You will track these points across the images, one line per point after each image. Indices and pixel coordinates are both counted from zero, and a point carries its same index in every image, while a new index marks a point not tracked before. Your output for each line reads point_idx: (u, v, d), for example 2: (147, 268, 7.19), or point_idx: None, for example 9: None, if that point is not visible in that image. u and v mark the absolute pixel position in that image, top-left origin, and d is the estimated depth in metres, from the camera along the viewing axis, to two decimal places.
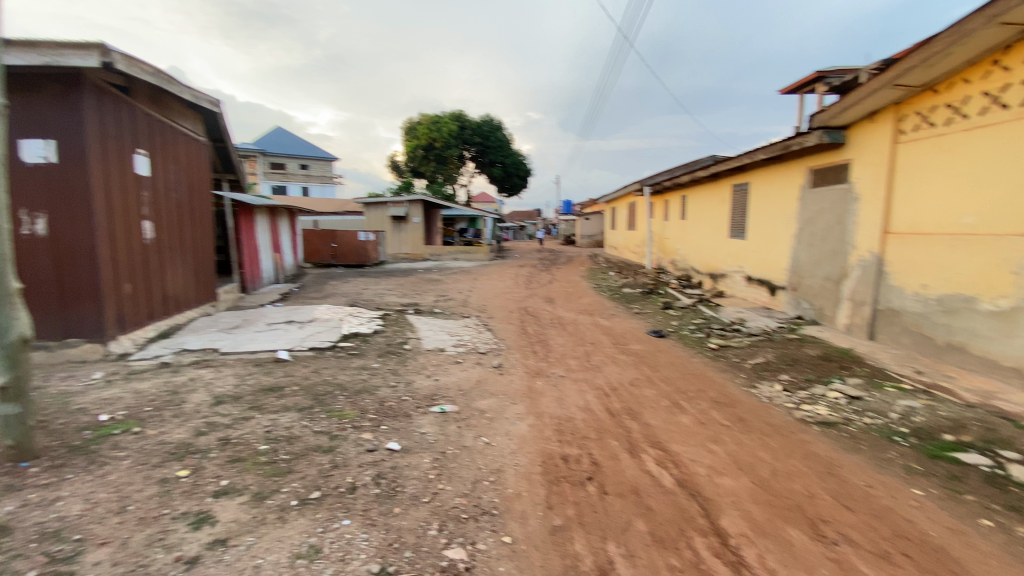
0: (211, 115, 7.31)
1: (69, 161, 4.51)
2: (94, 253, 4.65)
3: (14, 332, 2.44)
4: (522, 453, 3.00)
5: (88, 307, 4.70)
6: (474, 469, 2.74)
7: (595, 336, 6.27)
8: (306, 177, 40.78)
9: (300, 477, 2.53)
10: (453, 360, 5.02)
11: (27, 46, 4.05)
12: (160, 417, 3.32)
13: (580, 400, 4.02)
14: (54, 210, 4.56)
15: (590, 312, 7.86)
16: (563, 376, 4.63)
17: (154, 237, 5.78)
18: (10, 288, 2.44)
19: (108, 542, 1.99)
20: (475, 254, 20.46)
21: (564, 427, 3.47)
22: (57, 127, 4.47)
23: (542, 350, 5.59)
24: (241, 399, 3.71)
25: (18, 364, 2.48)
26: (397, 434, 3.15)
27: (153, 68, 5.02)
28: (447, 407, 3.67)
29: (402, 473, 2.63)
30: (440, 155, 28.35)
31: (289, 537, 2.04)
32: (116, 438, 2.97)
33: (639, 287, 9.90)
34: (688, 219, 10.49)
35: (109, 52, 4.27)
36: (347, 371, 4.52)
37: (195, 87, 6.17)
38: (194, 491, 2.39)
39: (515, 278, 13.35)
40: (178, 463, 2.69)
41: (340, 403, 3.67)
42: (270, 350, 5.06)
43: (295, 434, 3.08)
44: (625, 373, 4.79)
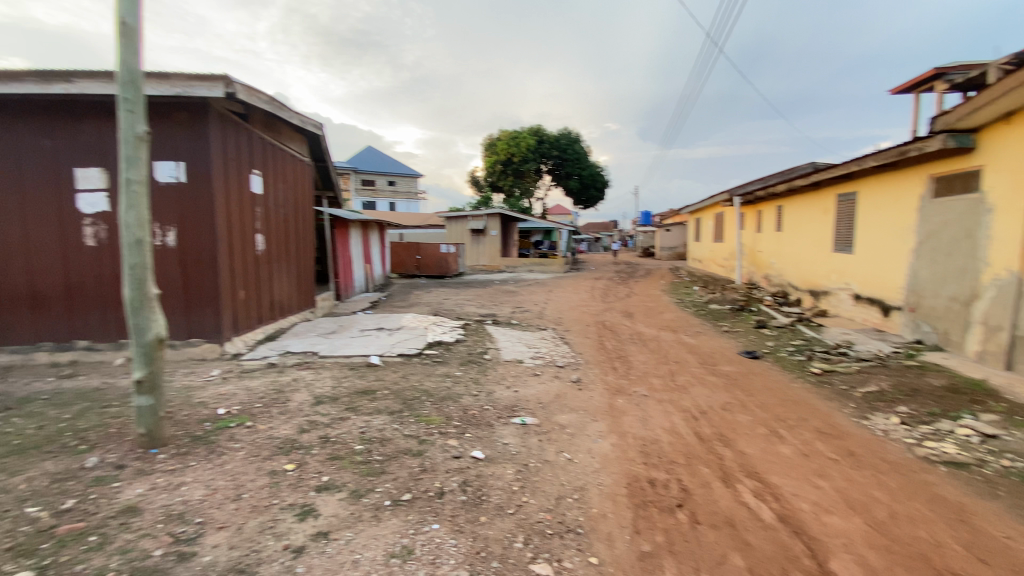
0: (314, 138, 7.99)
1: (197, 180, 5.12)
2: (214, 263, 5.23)
3: (151, 333, 2.82)
4: (606, 472, 2.93)
5: (208, 311, 5.28)
6: (558, 485, 2.72)
7: (680, 354, 6.00)
8: (394, 193, 43.27)
9: (391, 479, 2.66)
10: (533, 372, 5.04)
11: (166, 81, 4.65)
12: (269, 413, 3.65)
13: (666, 422, 3.85)
14: (182, 224, 5.16)
15: (674, 329, 7.55)
16: (647, 395, 4.47)
17: (264, 249, 6.39)
18: (149, 294, 2.82)
19: (226, 526, 2.20)
20: (552, 266, 20.48)
21: (650, 449, 3.34)
22: (186, 151, 5.07)
23: (623, 366, 5.45)
24: (338, 400, 3.97)
25: (153, 360, 2.86)
26: (480, 443, 3.21)
27: (268, 97, 5.59)
28: (528, 419, 3.68)
29: (487, 482, 2.67)
30: (519, 169, 28.88)
31: (382, 536, 2.14)
32: (232, 430, 3.29)
33: (728, 304, 9.37)
34: (784, 232, 9.78)
35: (231, 83, 4.80)
36: (432, 378, 4.69)
37: (301, 112, 6.78)
38: (300, 484, 2.59)
39: (593, 291, 13.18)
40: (285, 456, 2.93)
41: (426, 409, 3.81)
42: (362, 355, 5.38)
43: (386, 436, 3.24)
44: (714, 395, 4.53)
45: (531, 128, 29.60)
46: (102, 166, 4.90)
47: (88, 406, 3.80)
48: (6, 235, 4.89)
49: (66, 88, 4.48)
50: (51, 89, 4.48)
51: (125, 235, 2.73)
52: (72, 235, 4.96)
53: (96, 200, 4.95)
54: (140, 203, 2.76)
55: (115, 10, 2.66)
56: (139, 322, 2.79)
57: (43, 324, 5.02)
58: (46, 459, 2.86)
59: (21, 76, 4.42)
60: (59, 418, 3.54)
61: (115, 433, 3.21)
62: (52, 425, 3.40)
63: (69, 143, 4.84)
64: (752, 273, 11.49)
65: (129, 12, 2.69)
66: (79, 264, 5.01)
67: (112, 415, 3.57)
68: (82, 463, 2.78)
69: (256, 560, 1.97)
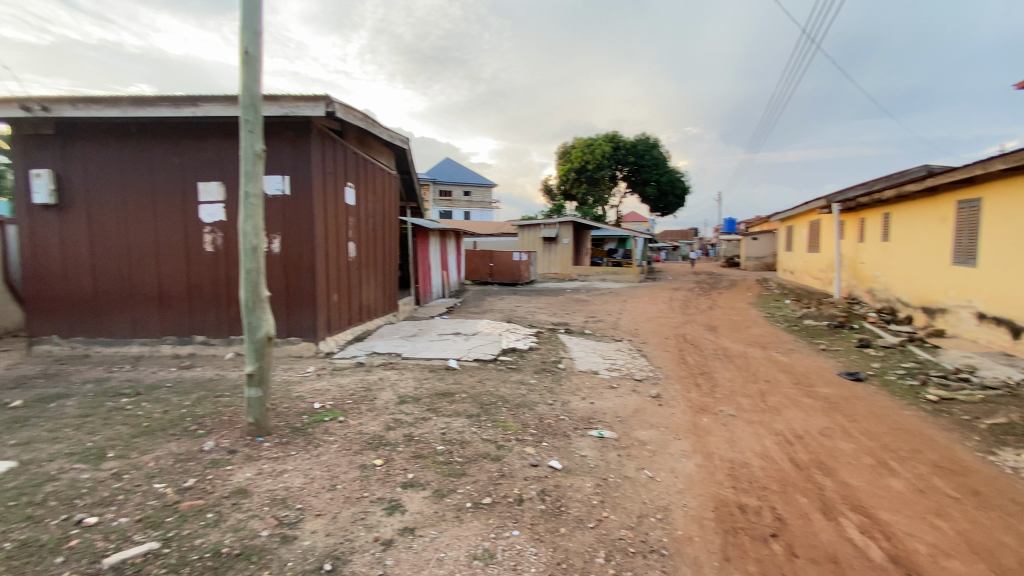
0: (400, 151, 8.43)
1: (299, 192, 5.59)
2: (312, 268, 5.66)
3: (262, 331, 3.11)
4: (691, 494, 2.81)
5: (305, 312, 5.72)
6: (639, 502, 2.64)
7: (769, 373, 5.61)
8: (469, 202, 44.51)
9: (472, 481, 2.72)
10: (610, 384, 4.94)
11: (276, 102, 5.13)
12: (357, 410, 3.88)
13: (756, 445, 3.62)
14: (286, 232, 5.65)
15: (762, 345, 7.08)
16: (733, 415, 4.22)
17: (355, 256, 6.83)
18: (261, 296, 3.11)
19: (322, 514, 2.36)
20: (627, 275, 20.01)
21: (739, 473, 3.15)
22: (291, 166, 5.55)
23: (707, 383, 5.19)
24: (419, 401, 4.14)
25: (263, 356, 3.14)
26: (558, 452, 3.20)
27: (361, 114, 5.99)
28: (606, 432, 3.62)
29: (566, 493, 2.65)
30: (593, 177, 28.61)
31: (464, 537, 2.20)
32: (326, 423, 3.54)
33: (824, 320, 8.63)
34: (892, 242, 8.86)
35: (331, 103, 5.19)
36: (508, 385, 4.75)
37: (390, 128, 7.18)
38: (387, 480, 2.73)
39: (671, 302, 12.70)
40: (373, 452, 3.10)
41: (503, 414, 3.86)
42: (441, 358, 5.57)
43: (466, 439, 3.33)
44: (810, 418, 4.19)
45: (606, 135, 29.25)
46: (220, 180, 5.50)
47: (204, 394, 4.26)
48: (143, 241, 5.62)
49: (193, 111, 5.09)
50: (181, 113, 5.10)
51: (244, 242, 3.04)
52: (195, 242, 5.59)
53: (214, 210, 5.55)
54: (256, 214, 3.06)
55: (239, 42, 2.98)
56: (252, 321, 3.09)
57: (169, 320, 5.69)
58: (172, 440, 3.24)
59: (159, 103, 5.08)
60: (181, 404, 4.00)
61: (227, 420, 3.57)
62: (176, 409, 3.85)
63: (195, 161, 5.48)
64: (853, 286, 10.51)
65: (252, 43, 3.01)
66: (199, 267, 5.63)
67: (223, 404, 3.98)
68: (201, 446, 3.12)
69: (349, 549, 2.10)
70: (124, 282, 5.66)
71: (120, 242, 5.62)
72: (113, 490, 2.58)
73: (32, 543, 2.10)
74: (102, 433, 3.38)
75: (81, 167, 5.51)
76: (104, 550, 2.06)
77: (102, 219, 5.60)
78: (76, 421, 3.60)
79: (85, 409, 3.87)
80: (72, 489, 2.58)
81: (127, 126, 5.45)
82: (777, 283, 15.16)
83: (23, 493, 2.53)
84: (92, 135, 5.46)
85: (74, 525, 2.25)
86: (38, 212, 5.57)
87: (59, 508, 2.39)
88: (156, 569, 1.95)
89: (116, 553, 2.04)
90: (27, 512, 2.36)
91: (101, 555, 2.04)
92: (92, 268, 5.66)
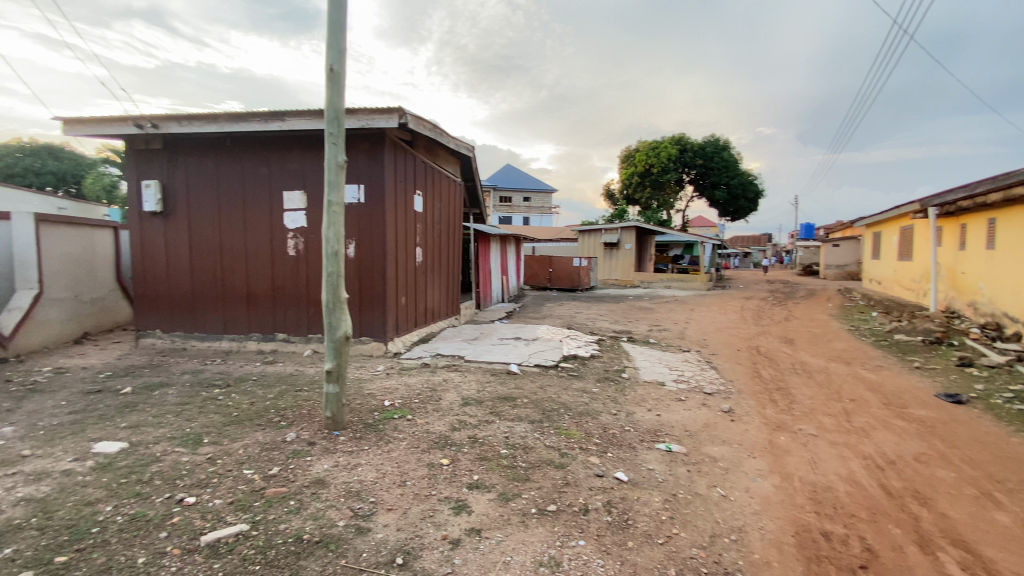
0: (466, 159, 8.64)
1: (373, 200, 5.88)
2: (383, 272, 5.92)
3: (340, 331, 3.29)
4: (768, 516, 2.65)
5: (376, 313, 5.98)
6: (711, 521, 2.53)
7: (854, 391, 5.19)
8: (530, 207, 44.73)
9: (536, 487, 2.72)
10: (676, 396, 4.77)
11: (353, 115, 5.43)
12: (424, 409, 4.00)
13: (840, 469, 3.36)
14: (360, 238, 5.95)
15: (846, 361, 6.56)
16: (814, 435, 3.95)
17: (422, 260, 7.07)
18: (339, 297, 3.29)
19: (393, 509, 2.46)
20: (693, 283, 19.27)
21: (821, 497, 2.94)
22: (366, 175, 5.85)
23: (783, 400, 4.88)
24: (483, 403, 4.21)
25: (340, 354, 3.33)
26: (623, 464, 3.13)
27: (431, 124, 6.20)
28: (673, 446, 3.50)
29: (633, 506, 2.60)
30: (658, 180, 27.86)
31: (530, 543, 2.21)
32: (395, 421, 3.68)
33: (918, 335, 7.87)
34: (998, 250, 7.96)
35: (404, 114, 5.41)
36: (570, 392, 4.71)
37: (457, 136, 7.38)
38: (454, 480, 2.79)
39: (742, 312, 12.07)
40: (440, 451, 3.19)
41: (566, 422, 3.84)
42: (503, 362, 5.63)
43: (529, 444, 3.34)
44: (902, 442, 3.83)
45: (672, 138, 28.42)
46: (302, 188, 5.89)
47: (285, 388, 4.57)
48: (234, 246, 6.13)
49: (281, 125, 5.50)
50: (270, 127, 5.53)
51: (326, 247, 3.24)
52: (278, 246, 6.02)
53: (296, 217, 5.95)
54: (337, 221, 3.25)
55: (325, 60, 3.19)
56: (332, 321, 3.28)
57: (255, 318, 6.16)
58: (258, 429, 3.50)
59: (251, 119, 5.53)
60: (265, 397, 4.31)
61: (305, 414, 3.81)
62: (261, 401, 4.15)
63: (281, 171, 5.91)
64: (952, 299, 9.52)
65: (336, 59, 3.19)
66: (282, 270, 6.05)
67: (302, 398, 4.24)
68: (283, 436, 3.35)
69: (419, 545, 2.17)
70: (217, 283, 6.20)
71: (215, 246, 6.16)
72: (208, 473, 2.83)
73: (142, 517, 2.35)
74: (198, 420, 3.72)
75: (184, 178, 6.10)
76: (201, 528, 2.26)
77: (200, 225, 6.16)
78: (176, 408, 3.97)
79: (184, 397, 4.27)
80: (173, 470, 2.85)
81: (223, 140, 5.97)
82: (862, 294, 14.00)
83: (134, 471, 2.83)
84: (193, 150, 6.03)
85: (175, 503, 2.48)
86: (148, 219, 6.23)
87: (164, 487, 2.65)
88: (246, 549, 2.11)
89: (212, 532, 2.23)
90: (137, 488, 2.63)
91: (199, 532, 2.24)
92: (191, 269, 6.24)
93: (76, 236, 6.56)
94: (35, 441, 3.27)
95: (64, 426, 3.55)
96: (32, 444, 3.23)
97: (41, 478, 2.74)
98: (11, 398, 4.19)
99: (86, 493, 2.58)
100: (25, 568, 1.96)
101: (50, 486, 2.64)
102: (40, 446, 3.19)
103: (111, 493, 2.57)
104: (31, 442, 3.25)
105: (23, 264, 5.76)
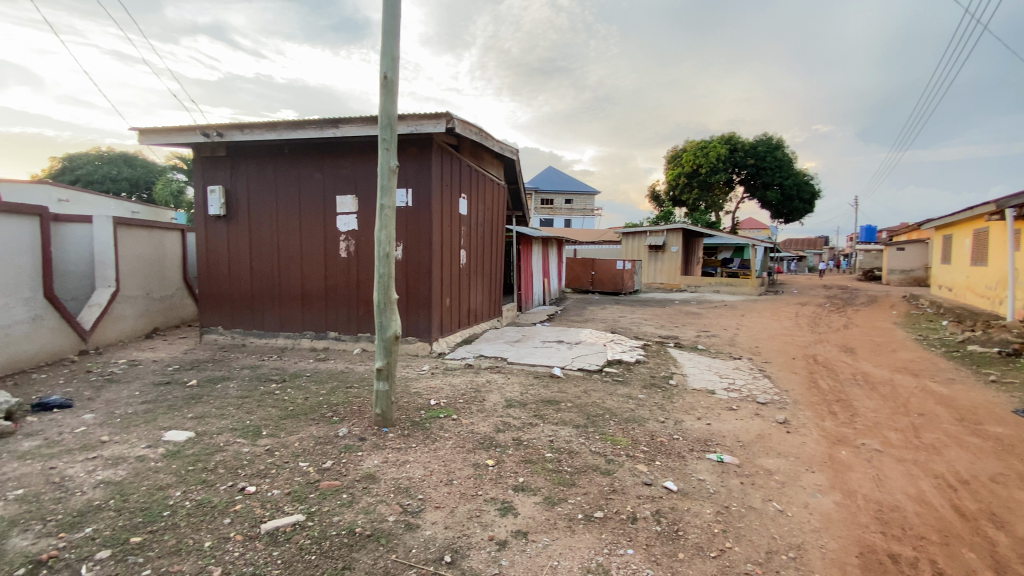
0: (510, 162, 8.69)
1: (420, 203, 6.01)
2: (429, 274, 6.04)
3: (389, 331, 3.38)
4: (829, 534, 2.52)
5: (422, 314, 6.11)
6: (766, 537, 2.43)
7: (923, 405, 4.85)
8: (573, 209, 44.45)
9: (582, 493, 2.70)
10: (727, 405, 4.61)
11: (403, 121, 5.58)
12: (469, 410, 4.04)
13: (908, 487, 3.14)
14: (407, 240, 6.09)
15: (913, 373, 6.13)
16: (879, 451, 3.71)
17: (466, 263, 7.16)
18: (390, 298, 3.38)
19: (441, 507, 2.50)
20: (742, 287, 18.56)
21: (888, 517, 2.77)
22: (414, 179, 5.99)
23: (844, 412, 4.61)
24: (527, 406, 4.21)
25: (390, 353, 3.42)
26: (672, 473, 3.06)
27: (477, 128, 6.27)
28: (725, 456, 3.38)
29: (683, 517, 2.53)
30: (706, 181, 27.05)
31: (577, 549, 2.19)
32: (441, 420, 3.74)
33: (996, 346, 7.26)
34: None
35: (451, 119, 5.50)
36: (615, 397, 4.63)
37: (502, 140, 7.43)
38: (499, 481, 2.81)
39: (797, 318, 11.51)
40: (485, 452, 3.22)
41: (612, 428, 3.78)
42: (546, 365, 5.61)
43: (574, 449, 3.31)
44: (979, 462, 3.55)
45: (721, 137, 27.54)
46: (353, 192, 6.10)
47: (336, 385, 4.74)
48: (290, 247, 6.42)
49: (335, 132, 5.72)
50: (325, 133, 5.75)
51: (378, 249, 3.35)
52: (331, 248, 6.26)
53: (348, 220, 6.17)
54: (389, 224, 3.34)
55: (380, 68, 3.29)
56: (382, 320, 3.38)
57: (309, 317, 6.42)
58: (312, 423, 3.65)
59: (307, 126, 5.77)
60: (318, 392, 4.49)
61: (356, 410, 3.93)
62: (314, 396, 4.32)
63: (334, 176, 6.14)
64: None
65: (390, 67, 3.29)
66: (334, 271, 6.29)
67: (352, 394, 4.39)
68: (335, 431, 3.47)
69: (466, 544, 2.20)
70: (274, 282, 6.50)
71: (272, 248, 6.47)
72: (266, 464, 2.97)
73: (207, 503, 2.49)
74: (257, 413, 3.91)
75: (245, 183, 6.45)
76: (261, 517, 2.38)
77: (259, 228, 6.49)
78: (237, 401, 4.20)
79: (244, 391, 4.51)
80: (235, 460, 3.01)
81: (281, 147, 6.27)
82: (929, 300, 13.06)
83: (200, 459, 3.01)
84: (254, 156, 6.36)
85: (237, 492, 2.62)
86: (213, 222, 6.62)
87: (227, 475, 2.80)
88: (303, 539, 2.20)
89: (271, 521, 2.34)
90: (203, 476, 2.80)
91: (259, 520, 2.35)
92: (250, 269, 6.58)
93: (148, 238, 7.05)
94: (113, 428, 3.54)
95: (138, 414, 3.83)
96: (111, 430, 3.49)
97: (119, 462, 2.96)
98: (92, 387, 4.55)
99: (159, 478, 2.76)
100: (105, 546, 2.12)
101: (127, 470, 2.85)
102: (118, 432, 3.45)
103: (180, 479, 2.75)
104: (110, 429, 3.52)
105: (103, 264, 6.24)
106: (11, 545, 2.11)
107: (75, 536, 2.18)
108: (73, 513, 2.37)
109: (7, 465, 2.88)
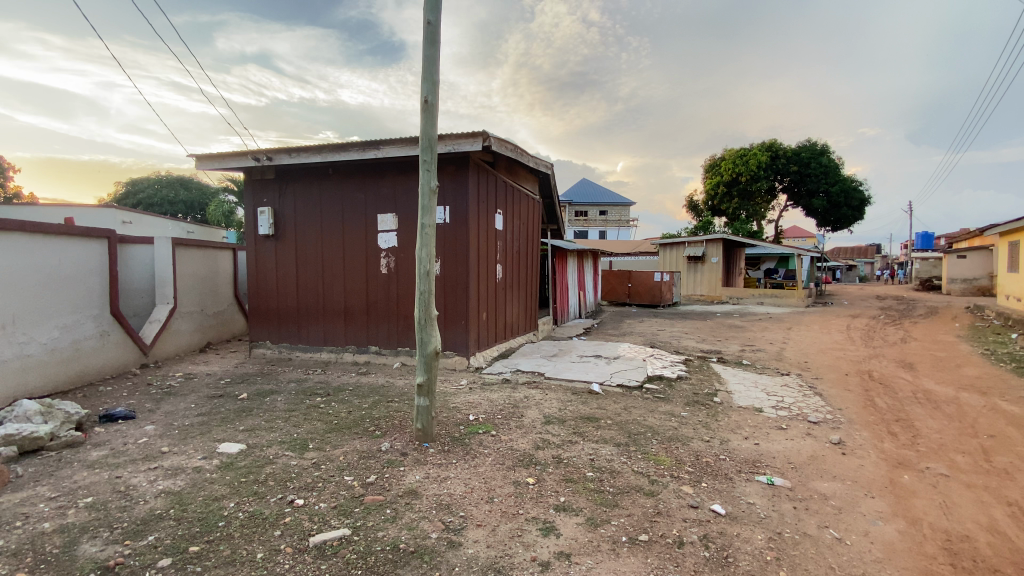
0: (544, 177, 8.69)
1: (457, 220, 6.11)
2: (466, 288, 6.11)
3: (430, 346, 3.44)
4: (893, 565, 2.37)
5: (459, 328, 6.18)
6: (823, 566, 2.31)
7: (994, 426, 4.51)
8: (608, 221, 44.09)
9: (626, 514, 2.65)
10: (776, 424, 4.43)
11: (441, 142, 5.71)
12: (507, 426, 4.04)
13: (980, 516, 2.92)
14: (444, 255, 6.21)
15: (981, 391, 5.70)
16: (946, 476, 3.47)
17: (502, 277, 7.20)
18: (429, 315, 3.43)
19: (483, 525, 2.51)
20: (789, 299, 17.88)
21: (959, 547, 2.58)
22: (452, 195, 6.10)
23: (905, 433, 4.33)
24: (566, 423, 4.17)
25: (430, 368, 3.46)
26: (720, 496, 2.96)
27: (513, 144, 6.34)
28: (776, 479, 3.24)
29: (732, 543, 2.44)
30: (747, 189, 26.42)
31: (622, 573, 2.15)
32: (480, 436, 3.75)
33: None
34: None
35: (487, 137, 5.58)
36: (656, 415, 4.52)
37: (537, 154, 7.48)
38: (540, 500, 2.79)
39: (850, 331, 11.03)
40: (526, 469, 3.21)
41: (654, 446, 3.70)
42: (585, 381, 5.54)
43: (616, 468, 3.26)
44: None
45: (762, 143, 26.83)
46: (394, 211, 6.27)
47: (378, 399, 4.85)
48: (334, 263, 6.65)
49: (376, 153, 5.93)
50: (366, 155, 5.97)
51: (418, 267, 3.42)
52: (372, 264, 6.44)
53: (388, 237, 6.34)
54: (429, 242, 3.43)
55: (420, 93, 3.39)
56: (424, 336, 3.44)
57: (351, 331, 6.61)
58: (356, 438, 3.73)
59: (350, 148, 6.01)
60: (361, 406, 4.60)
61: (397, 425, 4.00)
62: (357, 411, 4.43)
63: (376, 195, 6.34)
64: None
65: (431, 91, 3.38)
66: (375, 286, 6.46)
67: (393, 409, 4.46)
68: (379, 445, 3.54)
69: (509, 564, 2.19)
70: (319, 298, 6.74)
71: (317, 264, 6.72)
72: (314, 477, 3.06)
73: (258, 515, 2.58)
74: (303, 426, 4.04)
75: (292, 204, 6.73)
76: (309, 530, 2.44)
77: (305, 246, 6.75)
78: (284, 414, 4.35)
79: (291, 404, 4.68)
80: (284, 472, 3.12)
81: (326, 168, 6.53)
82: (996, 311, 12.16)
83: (252, 471, 3.14)
84: (302, 177, 6.65)
85: (286, 504, 2.70)
86: (263, 241, 6.93)
87: (276, 488, 2.90)
88: (349, 553, 2.25)
89: (319, 534, 2.40)
90: (255, 487, 2.91)
91: (308, 533, 2.42)
92: (296, 286, 6.85)
93: (203, 256, 7.43)
94: (172, 439, 3.73)
95: (194, 426, 4.02)
96: (170, 441, 3.68)
97: (177, 473, 3.11)
98: (152, 399, 4.81)
99: (214, 488, 2.90)
100: (166, 554, 2.23)
101: (184, 481, 2.99)
102: (176, 443, 3.63)
103: (234, 491, 2.86)
104: (170, 440, 3.72)
105: (162, 282, 6.64)
106: (83, 550, 2.25)
107: (139, 544, 2.31)
108: (137, 522, 2.51)
109: (79, 473, 3.08)
